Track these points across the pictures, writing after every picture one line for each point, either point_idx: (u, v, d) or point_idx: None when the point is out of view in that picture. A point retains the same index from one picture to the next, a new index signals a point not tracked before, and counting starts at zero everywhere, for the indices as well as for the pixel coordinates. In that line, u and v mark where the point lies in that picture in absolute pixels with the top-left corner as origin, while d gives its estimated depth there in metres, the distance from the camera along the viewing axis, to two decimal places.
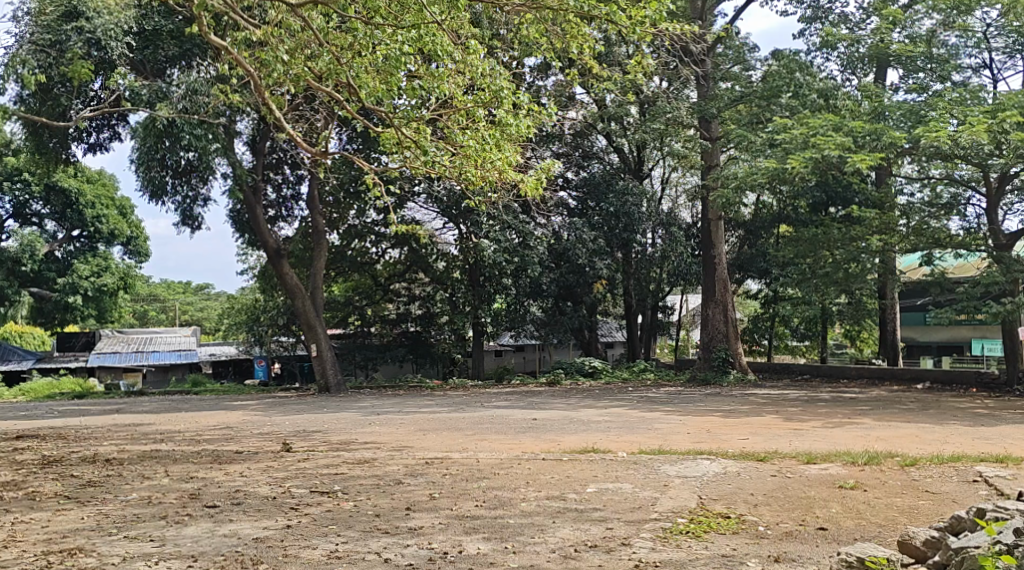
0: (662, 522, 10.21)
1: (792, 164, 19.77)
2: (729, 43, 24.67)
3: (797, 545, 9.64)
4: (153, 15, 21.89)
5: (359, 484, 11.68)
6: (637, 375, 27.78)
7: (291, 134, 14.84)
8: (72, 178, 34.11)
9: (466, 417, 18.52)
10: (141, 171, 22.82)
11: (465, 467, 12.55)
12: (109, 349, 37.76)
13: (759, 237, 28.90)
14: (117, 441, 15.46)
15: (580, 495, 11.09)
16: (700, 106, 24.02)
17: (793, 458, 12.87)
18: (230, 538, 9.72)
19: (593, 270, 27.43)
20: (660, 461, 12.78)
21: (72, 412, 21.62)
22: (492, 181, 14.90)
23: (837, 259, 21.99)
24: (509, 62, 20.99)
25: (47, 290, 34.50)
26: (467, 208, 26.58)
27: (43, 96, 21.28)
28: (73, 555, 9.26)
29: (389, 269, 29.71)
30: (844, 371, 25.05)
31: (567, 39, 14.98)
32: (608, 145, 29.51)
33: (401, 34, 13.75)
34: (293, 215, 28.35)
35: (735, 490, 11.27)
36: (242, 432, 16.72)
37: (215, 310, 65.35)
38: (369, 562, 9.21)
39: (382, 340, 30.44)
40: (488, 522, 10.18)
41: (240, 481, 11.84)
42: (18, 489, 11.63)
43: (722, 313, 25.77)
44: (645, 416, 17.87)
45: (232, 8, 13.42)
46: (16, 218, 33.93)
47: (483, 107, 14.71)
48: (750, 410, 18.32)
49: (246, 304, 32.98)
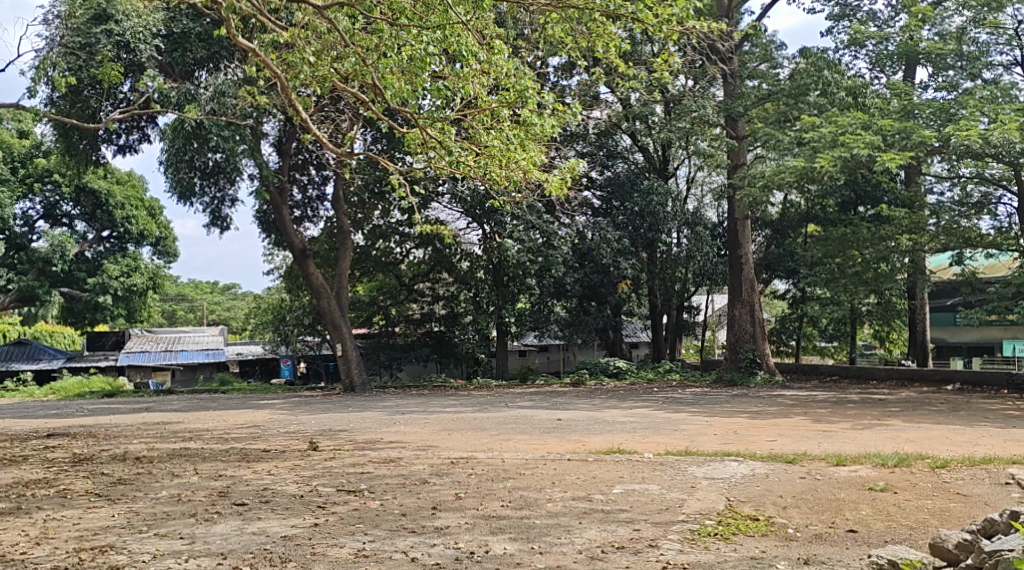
0: (689, 523, 10.14)
1: (820, 163, 19.64)
2: (756, 41, 24.49)
3: (827, 548, 9.54)
4: (181, 18, 22.08)
5: (385, 483, 11.67)
6: (661, 375, 27.72)
7: (316, 136, 14.77)
8: (102, 180, 34.29)
9: (492, 417, 18.52)
10: (170, 173, 22.94)
11: (491, 467, 12.52)
12: (138, 348, 38.07)
13: (787, 236, 28.76)
14: (146, 440, 15.49)
15: (607, 496, 11.04)
16: (726, 105, 23.91)
17: (822, 459, 12.76)
18: (258, 535, 9.73)
19: (618, 270, 27.42)
20: (687, 462, 12.71)
21: (102, 410, 21.75)
22: (517, 181, 14.85)
23: (867, 258, 21.93)
24: (534, 62, 20.99)
25: (77, 290, 34.79)
26: (491, 208, 26.65)
27: (73, 97, 21.57)
28: (105, 552, 9.30)
29: (413, 269, 29.76)
30: (874, 371, 24.79)
31: (592, 37, 14.86)
32: (633, 144, 29.37)
33: (426, 35, 13.73)
34: (318, 216, 28.46)
35: (764, 492, 11.18)
36: (268, 431, 16.78)
37: (242, 308, 65.60)
38: (396, 561, 9.19)
39: (406, 340, 30.44)
40: (514, 522, 10.14)
41: (268, 479, 11.87)
42: (49, 486, 11.70)
43: (748, 313, 25.63)
44: (672, 417, 17.81)
45: (261, 10, 13.47)
46: (47, 218, 34.21)
47: (508, 107, 14.66)
48: (778, 411, 18.20)
49: (272, 304, 33.13)
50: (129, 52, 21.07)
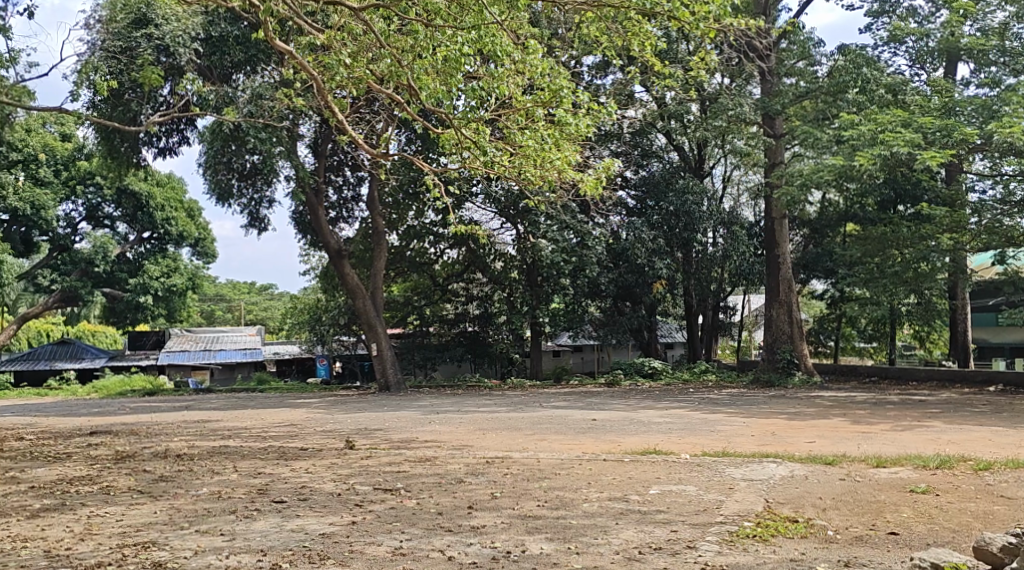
0: (728, 525, 10.04)
1: (860, 162, 19.42)
2: (793, 38, 24.04)
3: (867, 550, 9.42)
4: (220, 22, 22.27)
5: (421, 482, 11.67)
6: (697, 376, 27.55)
7: (352, 137, 14.80)
8: (143, 182, 34.51)
9: (526, 417, 18.50)
10: (208, 174, 23.45)
11: (526, 467, 12.48)
12: (178, 348, 38.50)
13: (825, 235, 28.53)
14: (187, 438, 15.65)
15: (644, 497, 10.96)
16: (764, 103, 23.69)
17: (862, 461, 12.61)
18: (297, 533, 9.76)
19: (653, 270, 27.31)
20: (725, 463, 12.60)
21: (143, 409, 22.00)
22: (552, 181, 14.82)
23: (906, 258, 21.68)
24: (568, 62, 20.92)
25: (118, 290, 35.09)
26: (525, 208, 26.71)
27: (115, 101, 21.89)
28: (147, 548, 9.36)
29: (447, 270, 29.68)
30: (915, 373, 24.43)
31: (628, 36, 14.76)
32: (668, 143, 29.15)
33: (461, 35, 13.65)
34: (353, 216, 28.61)
35: (803, 494, 11.04)
36: (305, 429, 16.87)
37: (279, 308, 66.02)
38: (433, 560, 9.18)
39: (440, 340, 30.59)
40: (551, 522, 10.10)
41: (305, 478, 11.90)
42: (93, 483, 11.83)
43: (786, 313, 25.37)
44: (708, 418, 17.69)
45: (298, 13, 13.52)
46: (88, 220, 34.69)
47: (543, 107, 14.64)
48: (817, 412, 18.04)
49: (308, 304, 33.36)
50: (169, 55, 21.36)
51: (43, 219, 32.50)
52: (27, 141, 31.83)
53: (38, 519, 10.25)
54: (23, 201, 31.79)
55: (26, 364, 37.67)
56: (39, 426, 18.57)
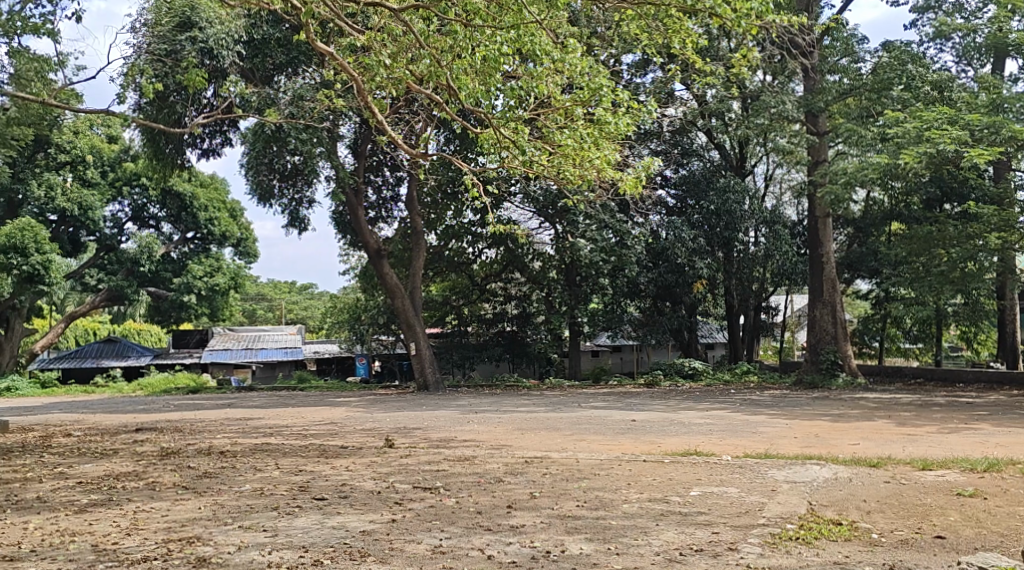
0: (770, 527, 9.90)
1: (905, 160, 19.18)
2: (837, 35, 23.74)
3: (913, 554, 9.24)
4: (262, 25, 22.51)
5: (461, 480, 11.65)
6: (739, 376, 27.28)
7: (391, 137, 14.71)
8: (187, 182, 34.92)
9: (566, 418, 18.43)
10: (250, 175, 23.66)
11: (565, 467, 12.40)
12: (221, 346, 38.92)
13: (869, 234, 28.18)
14: (230, 435, 15.76)
15: (684, 498, 10.85)
16: (807, 100, 23.39)
17: (908, 463, 12.40)
18: (338, 530, 9.76)
19: (693, 270, 27.17)
20: (768, 465, 12.44)
21: (187, 407, 22.17)
22: (591, 180, 14.72)
23: (953, 258, 21.36)
24: (608, 60, 20.76)
25: (164, 289, 35.46)
26: (563, 208, 26.65)
27: (160, 103, 22.26)
28: (192, 543, 9.40)
29: (485, 269, 29.56)
30: (962, 373, 24.01)
31: (668, 34, 14.61)
32: (709, 141, 28.92)
33: (500, 35, 13.55)
34: (392, 216, 28.72)
35: (847, 497, 10.87)
36: (345, 428, 16.93)
37: (319, 307, 66.38)
38: (473, 558, 9.13)
39: (478, 340, 30.61)
40: (591, 522, 10.02)
41: (346, 475, 11.91)
42: (139, 479, 11.92)
43: (830, 313, 25.08)
44: (750, 419, 17.51)
45: (338, 14, 13.51)
46: (134, 221, 35.14)
47: (582, 106, 14.54)
48: (861, 414, 17.80)
49: (348, 303, 33.52)
50: (212, 58, 21.68)
51: (90, 220, 32.99)
52: (75, 142, 32.40)
53: (86, 514, 10.35)
54: (71, 202, 32.30)
55: (73, 362, 38.16)
56: (86, 422, 18.80)
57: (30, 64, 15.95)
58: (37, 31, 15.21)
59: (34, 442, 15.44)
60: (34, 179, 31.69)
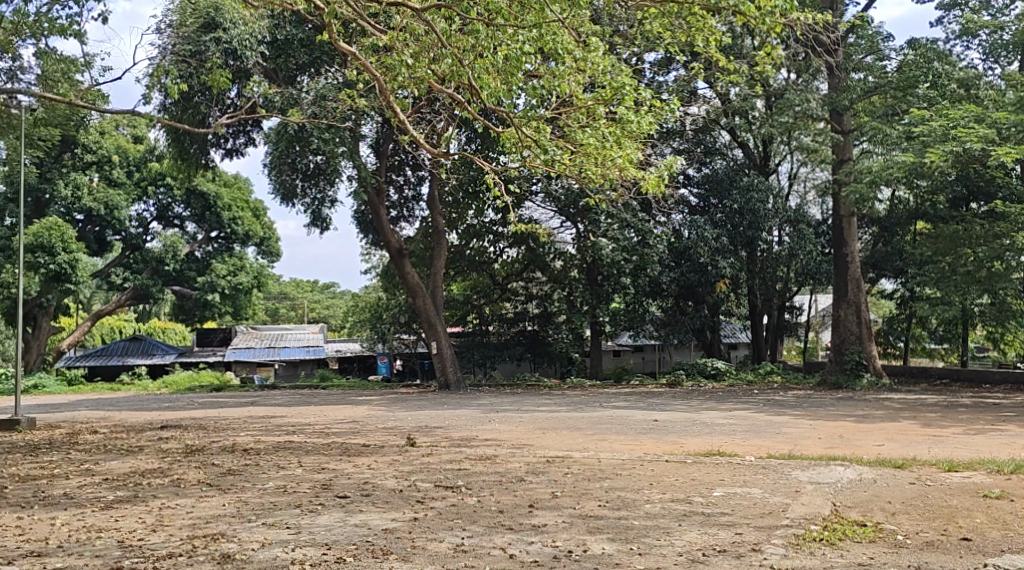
0: (793, 529, 9.82)
1: (931, 158, 19.05)
2: (862, 33, 23.60)
3: (939, 556, 9.13)
4: (285, 25, 22.64)
5: (482, 480, 11.63)
6: (762, 377, 27.13)
7: (414, 137, 14.68)
8: (211, 182, 35.11)
9: (588, 417, 18.37)
10: (273, 175, 23.76)
11: (587, 467, 12.34)
12: (244, 344, 39.15)
13: (894, 233, 28.03)
14: (253, 433, 15.82)
15: (707, 499, 10.79)
16: (832, 98, 23.21)
17: (934, 465, 12.27)
18: (361, 527, 9.77)
19: (716, 269, 27.06)
20: (791, 466, 12.34)
21: (211, 404, 22.33)
22: (614, 179, 14.64)
23: (980, 257, 21.21)
24: (631, 59, 20.71)
25: (188, 288, 35.61)
26: (585, 207, 26.66)
27: (185, 103, 22.41)
28: (216, 540, 9.42)
29: (507, 269, 29.56)
30: (988, 374, 23.84)
31: (692, 32, 14.52)
32: (732, 140, 28.81)
33: (522, 35, 13.52)
34: (414, 215, 28.77)
35: (872, 498, 10.77)
36: (367, 426, 16.95)
37: (341, 305, 66.61)
38: (494, 557, 9.10)
39: (499, 340, 30.64)
40: (613, 522, 9.97)
41: (368, 473, 11.92)
42: (164, 475, 11.98)
43: (855, 313, 24.89)
44: (773, 420, 17.39)
45: (361, 14, 13.48)
46: (159, 220, 35.38)
47: (604, 104, 14.50)
48: (885, 414, 17.66)
49: (370, 302, 33.59)
50: (236, 59, 21.78)
51: (116, 219, 33.23)
52: (101, 143, 32.69)
53: (112, 510, 10.40)
54: (97, 202, 32.58)
55: (99, 360, 38.43)
56: (112, 419, 18.96)
57: (57, 64, 16.03)
58: (64, 33, 15.32)
59: (61, 439, 15.56)
60: (61, 179, 32.01)
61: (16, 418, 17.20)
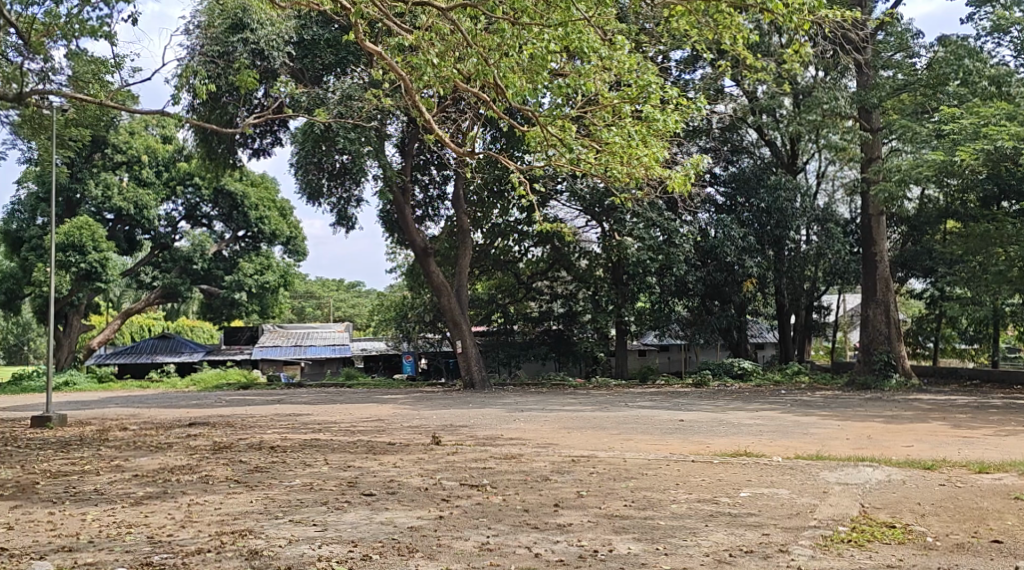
0: (821, 530, 9.73)
1: (962, 156, 18.86)
2: (891, 30, 23.39)
3: (969, 558, 9.01)
4: (312, 26, 22.84)
5: (508, 479, 11.60)
6: (789, 377, 26.91)
7: (439, 136, 14.66)
8: (238, 182, 35.32)
9: (613, 417, 18.32)
10: (300, 175, 23.87)
11: (612, 467, 12.29)
12: (271, 343, 39.41)
13: (924, 232, 27.81)
14: (279, 430, 15.90)
15: (734, 499, 10.72)
16: (861, 96, 23.00)
17: (964, 466, 12.12)
18: (387, 525, 9.77)
19: (743, 268, 26.91)
20: (818, 467, 12.23)
21: (239, 402, 22.46)
22: (639, 178, 14.56)
23: (1011, 256, 20.95)
24: (658, 57, 20.64)
25: (216, 287, 35.80)
26: (611, 206, 26.66)
27: (213, 104, 22.59)
28: (244, 536, 9.45)
29: (531, 268, 29.53)
30: (1019, 375, 23.62)
31: (718, 29, 14.39)
32: (760, 138, 28.70)
33: (548, 32, 13.50)
34: (439, 215, 28.80)
35: (901, 499, 10.66)
36: (392, 424, 16.98)
37: (367, 304, 66.90)
38: (520, 556, 9.08)
39: (525, 338, 30.73)
40: (638, 522, 9.91)
41: (393, 471, 11.94)
42: (192, 472, 12.05)
43: (884, 314, 24.60)
44: (800, 420, 17.27)
45: (387, 14, 13.51)
46: (187, 219, 35.62)
47: (629, 102, 14.43)
48: (915, 415, 17.51)
49: (394, 301, 33.69)
50: (263, 59, 22.02)
51: (145, 219, 33.49)
52: (130, 143, 32.92)
53: (142, 506, 10.46)
54: (127, 201, 32.82)
55: (129, 357, 38.59)
56: (141, 416, 19.11)
57: (88, 66, 16.11)
58: (94, 34, 15.43)
59: (91, 436, 15.68)
60: (92, 179, 32.34)
61: (48, 414, 17.34)
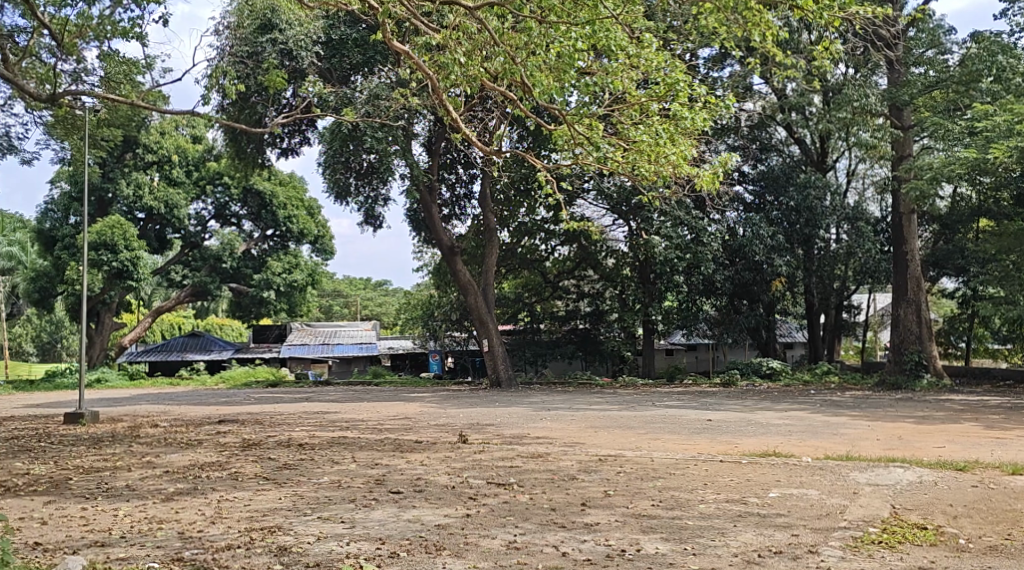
0: (852, 531, 9.64)
1: (996, 154, 18.65)
2: (922, 27, 23.17)
3: (1002, 560, 8.90)
4: (340, 26, 22.93)
5: (534, 478, 11.56)
6: (818, 377, 26.67)
7: (466, 135, 14.59)
8: (266, 181, 35.50)
9: (640, 416, 18.23)
10: (327, 174, 24.00)
11: (640, 466, 12.23)
12: (299, 341, 39.61)
13: (956, 232, 27.45)
14: (307, 428, 15.94)
15: (763, 499, 10.64)
16: (892, 93, 22.72)
17: (997, 467, 11.96)
18: (414, 523, 9.77)
19: (771, 267, 26.71)
20: (849, 467, 12.11)
21: (267, 400, 22.56)
22: (667, 176, 14.47)
23: None
24: (686, 55, 20.54)
25: (245, 286, 36.01)
26: (638, 205, 26.59)
27: (242, 104, 22.78)
28: (273, 533, 9.48)
29: (558, 266, 29.48)
30: None
31: (748, 26, 14.25)
32: (789, 136, 28.69)
33: (574, 31, 13.40)
34: (466, 213, 28.80)
35: (933, 500, 10.54)
36: (420, 423, 16.99)
37: (395, 303, 67.04)
38: (547, 554, 9.06)
39: (551, 336, 30.71)
40: (666, 522, 9.86)
41: (420, 470, 11.93)
42: (221, 469, 12.11)
43: (915, 313, 24.36)
44: (830, 420, 17.13)
45: (414, 13, 13.46)
46: (217, 218, 35.87)
47: (657, 100, 14.38)
48: (947, 416, 17.32)
49: (421, 300, 33.73)
50: (292, 59, 22.34)
51: (175, 217, 33.77)
52: (161, 143, 33.11)
53: (172, 503, 10.51)
54: (157, 201, 33.12)
55: (160, 355, 38.82)
56: (172, 414, 19.23)
57: (119, 67, 16.23)
58: (126, 35, 15.55)
59: (122, 432, 15.80)
60: (123, 179, 32.60)
61: (80, 411, 17.48)
